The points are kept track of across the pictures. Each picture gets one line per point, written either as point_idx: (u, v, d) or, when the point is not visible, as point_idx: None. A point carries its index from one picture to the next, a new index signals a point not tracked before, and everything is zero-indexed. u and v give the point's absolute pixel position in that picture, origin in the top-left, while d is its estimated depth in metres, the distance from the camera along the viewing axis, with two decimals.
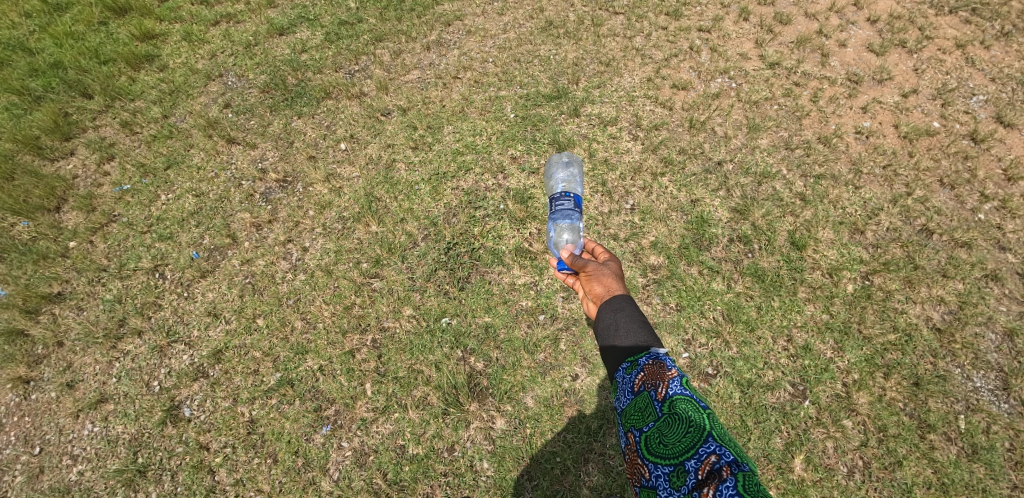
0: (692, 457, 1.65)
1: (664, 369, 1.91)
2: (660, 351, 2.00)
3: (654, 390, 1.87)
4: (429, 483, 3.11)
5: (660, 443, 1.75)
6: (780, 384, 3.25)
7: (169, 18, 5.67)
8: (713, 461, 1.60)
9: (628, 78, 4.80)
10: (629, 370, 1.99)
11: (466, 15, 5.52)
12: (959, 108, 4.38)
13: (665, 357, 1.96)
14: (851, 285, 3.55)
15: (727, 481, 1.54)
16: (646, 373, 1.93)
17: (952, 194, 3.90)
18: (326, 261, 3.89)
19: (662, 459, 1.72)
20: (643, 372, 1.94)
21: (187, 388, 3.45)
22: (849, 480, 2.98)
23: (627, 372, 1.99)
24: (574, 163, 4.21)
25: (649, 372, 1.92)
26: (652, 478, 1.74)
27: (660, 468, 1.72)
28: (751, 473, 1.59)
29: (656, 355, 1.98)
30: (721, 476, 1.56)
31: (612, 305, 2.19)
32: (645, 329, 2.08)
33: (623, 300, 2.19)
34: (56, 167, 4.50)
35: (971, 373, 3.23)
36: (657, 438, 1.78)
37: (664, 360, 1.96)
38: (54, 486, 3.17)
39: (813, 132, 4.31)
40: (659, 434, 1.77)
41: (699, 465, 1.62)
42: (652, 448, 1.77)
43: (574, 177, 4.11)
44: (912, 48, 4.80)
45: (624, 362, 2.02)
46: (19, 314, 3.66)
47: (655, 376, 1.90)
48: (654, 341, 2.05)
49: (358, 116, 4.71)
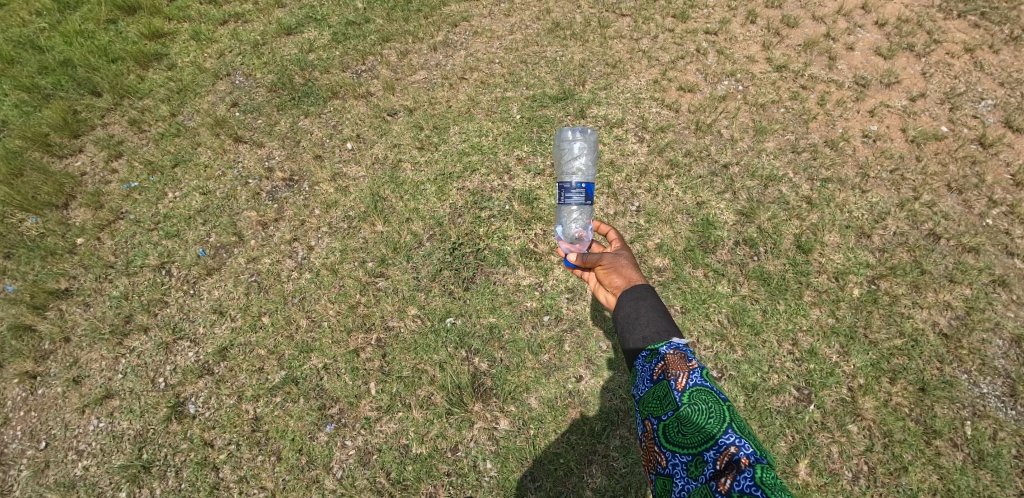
0: (711, 448, 1.65)
1: (685, 359, 1.91)
2: (681, 341, 2.00)
3: (674, 379, 1.86)
4: (432, 483, 3.11)
5: (678, 433, 1.76)
6: (785, 388, 3.24)
7: (178, 17, 5.70)
8: (732, 453, 1.60)
9: (634, 80, 4.80)
10: (649, 358, 1.99)
11: (473, 16, 5.53)
12: (967, 112, 4.37)
13: (685, 348, 1.96)
14: (856, 290, 3.54)
15: (745, 472, 1.54)
16: (665, 362, 1.92)
17: (961, 199, 3.89)
18: (332, 260, 3.90)
19: (680, 449, 1.73)
20: (663, 360, 1.93)
21: (193, 385, 3.46)
22: (854, 485, 2.97)
23: (647, 360, 1.99)
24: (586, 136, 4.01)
25: (669, 361, 1.91)
26: (669, 466, 1.75)
27: (678, 457, 1.73)
28: (769, 467, 1.58)
29: (677, 345, 1.98)
30: (739, 467, 1.56)
31: (634, 294, 2.19)
32: (664, 320, 2.09)
33: (643, 289, 2.20)
34: (65, 164, 4.53)
35: (978, 379, 3.21)
36: (676, 428, 1.78)
37: (685, 351, 1.95)
38: (60, 481, 3.19)
39: (820, 135, 4.30)
40: (678, 424, 1.78)
41: (718, 456, 1.62)
42: (671, 437, 1.78)
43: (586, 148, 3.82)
44: (920, 52, 4.78)
45: (644, 350, 2.02)
46: (27, 310, 3.69)
47: (675, 366, 1.89)
48: (675, 332, 2.05)
49: (365, 116, 4.74)
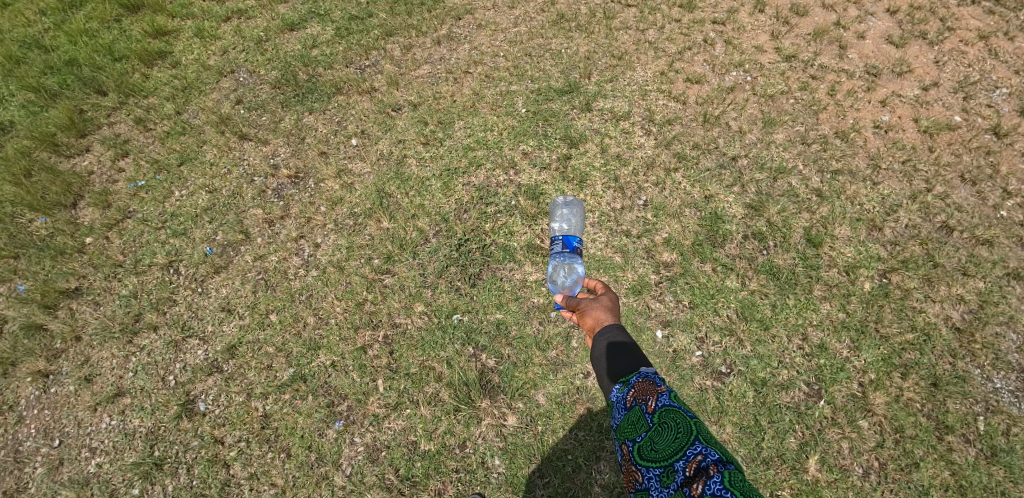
0: (680, 457, 1.65)
1: (654, 384, 1.93)
2: (650, 369, 2.03)
3: (645, 403, 1.88)
4: (440, 480, 3.13)
5: (651, 450, 1.75)
6: (795, 384, 3.22)
7: (181, 14, 5.67)
8: (699, 460, 1.60)
9: (640, 72, 4.73)
10: (622, 388, 2.01)
11: (476, 9, 5.46)
12: (981, 102, 4.29)
13: (655, 374, 1.99)
14: (868, 283, 3.49)
15: (714, 477, 1.52)
16: (637, 390, 1.95)
17: (974, 190, 3.83)
18: (337, 257, 3.90)
19: (653, 463, 1.72)
20: (634, 388, 1.96)
21: (202, 383, 3.49)
22: (864, 481, 2.95)
23: (621, 391, 2.01)
24: (574, 206, 3.98)
25: (639, 388, 1.95)
26: (645, 481, 1.73)
27: (652, 471, 1.71)
28: (737, 471, 1.57)
29: (646, 374, 2.01)
30: (708, 472, 1.54)
31: (605, 334, 2.22)
32: (636, 354, 2.11)
33: (615, 329, 2.22)
34: (72, 163, 4.55)
35: (991, 374, 3.18)
36: (649, 446, 1.77)
37: (655, 377, 1.98)
38: (75, 479, 3.23)
39: (830, 126, 4.23)
40: (651, 441, 1.77)
41: (686, 463, 1.61)
42: (645, 454, 1.77)
43: (578, 209, 3.96)
44: (933, 40, 4.68)
45: (618, 382, 2.04)
46: (38, 309, 3.72)
47: (645, 391, 1.92)
48: (647, 362, 2.07)
49: (368, 112, 4.71)
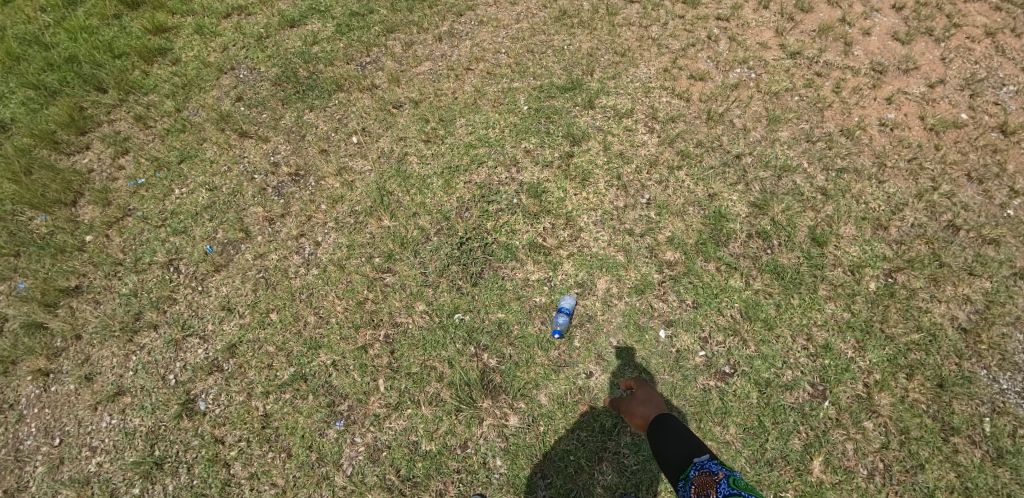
0: None
1: (711, 474, 1.96)
2: (706, 460, 2.06)
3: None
4: (442, 480, 3.11)
5: None
6: (799, 384, 3.19)
7: (181, 11, 5.64)
8: None
9: (644, 69, 4.69)
10: (685, 485, 2.05)
11: (478, 5, 5.42)
12: (988, 99, 4.24)
13: (711, 464, 2.01)
14: (873, 283, 3.46)
15: None
16: (697, 483, 1.98)
17: (980, 189, 3.79)
18: (338, 255, 3.88)
19: None
20: (695, 483, 1.99)
21: (203, 382, 3.47)
22: (869, 482, 2.92)
23: (685, 487, 2.05)
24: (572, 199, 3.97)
25: (699, 482, 1.97)
26: None
27: None
28: None
29: (704, 465, 2.03)
30: None
31: (658, 432, 2.32)
32: (691, 445, 2.17)
33: (666, 425, 2.32)
34: (72, 160, 4.53)
35: (998, 375, 3.15)
36: None
37: (713, 467, 2.00)
38: (75, 477, 3.21)
39: (835, 124, 4.19)
40: None
41: None
42: None
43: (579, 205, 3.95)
44: (940, 37, 4.63)
45: (680, 478, 2.09)
46: (39, 307, 3.71)
47: (705, 484, 1.94)
48: (703, 453, 2.11)
49: (369, 109, 4.68)
